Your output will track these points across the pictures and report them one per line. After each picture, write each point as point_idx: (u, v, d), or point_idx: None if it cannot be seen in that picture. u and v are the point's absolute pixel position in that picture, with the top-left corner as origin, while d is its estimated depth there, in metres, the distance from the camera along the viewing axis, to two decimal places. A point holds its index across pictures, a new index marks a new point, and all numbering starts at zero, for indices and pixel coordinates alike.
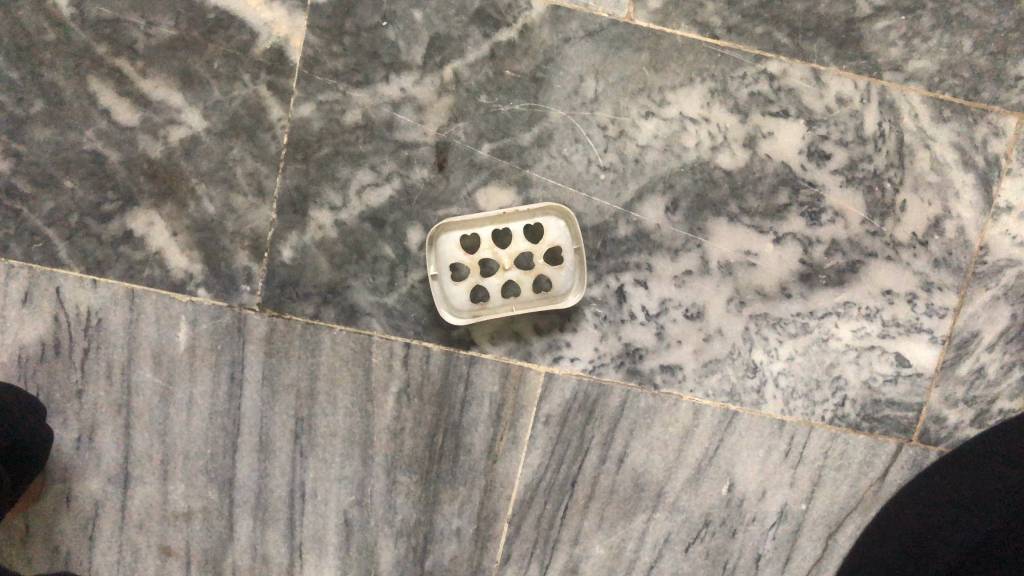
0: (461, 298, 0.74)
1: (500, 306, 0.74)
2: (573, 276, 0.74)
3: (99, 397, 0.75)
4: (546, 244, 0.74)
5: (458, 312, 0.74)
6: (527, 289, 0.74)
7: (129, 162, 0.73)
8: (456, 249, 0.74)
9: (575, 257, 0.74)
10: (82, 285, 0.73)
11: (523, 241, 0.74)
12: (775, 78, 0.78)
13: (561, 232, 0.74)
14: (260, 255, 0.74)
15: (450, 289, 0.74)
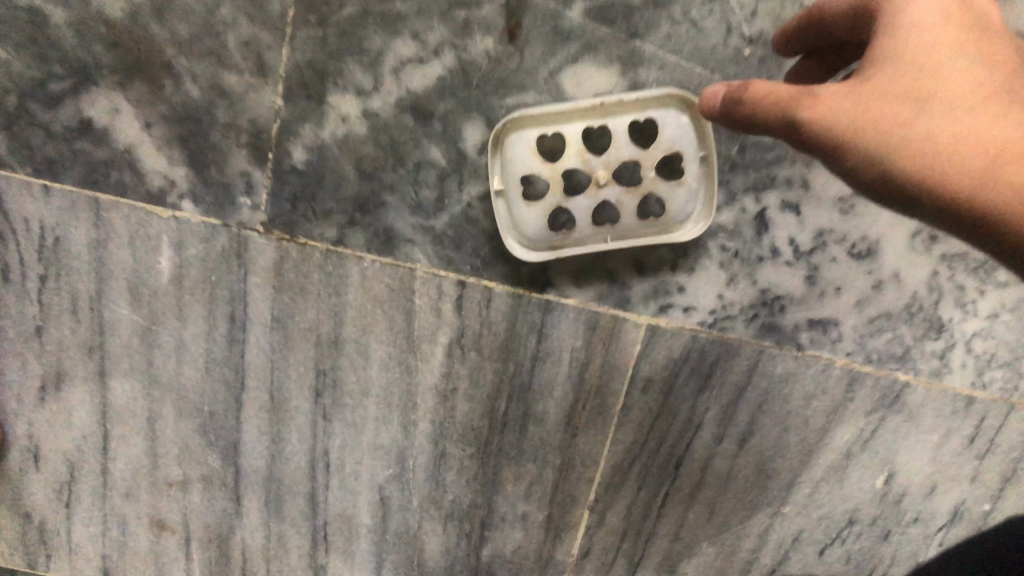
0: (537, 226, 0.53)
1: (592, 238, 0.53)
2: (696, 196, 0.53)
3: (63, 337, 0.58)
4: (661, 150, 0.52)
5: (532, 245, 0.54)
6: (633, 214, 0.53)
7: (79, 25, 0.53)
8: (531, 156, 0.52)
9: (703, 169, 0.53)
10: (30, 193, 0.55)
11: (627, 144, 0.53)
12: None
13: (682, 132, 0.52)
14: (264, 157, 0.54)
15: (521, 213, 0.53)
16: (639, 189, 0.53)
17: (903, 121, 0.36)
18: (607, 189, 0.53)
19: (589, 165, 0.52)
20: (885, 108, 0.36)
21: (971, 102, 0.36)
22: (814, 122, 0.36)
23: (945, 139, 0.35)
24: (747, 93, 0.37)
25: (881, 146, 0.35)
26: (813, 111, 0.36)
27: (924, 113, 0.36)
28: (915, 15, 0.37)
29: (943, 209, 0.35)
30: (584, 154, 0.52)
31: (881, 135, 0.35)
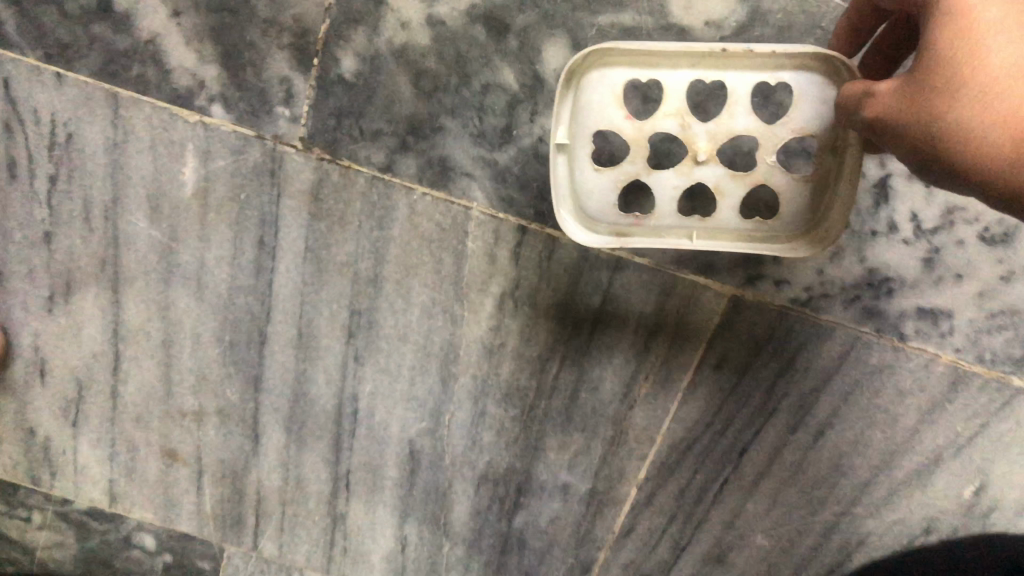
0: (603, 201, 0.44)
1: (669, 228, 0.44)
2: (814, 198, 0.42)
3: (73, 247, 0.52)
4: (787, 134, 0.41)
5: (591, 221, 0.44)
6: (731, 209, 0.43)
7: None
8: (614, 105, 0.42)
9: (837, 169, 0.42)
10: (41, 80, 0.48)
11: (741, 113, 0.42)
12: None
13: (817, 110, 0.41)
14: (310, 62, 0.47)
15: (585, 178, 0.43)
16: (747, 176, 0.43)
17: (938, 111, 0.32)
18: (706, 168, 0.43)
19: (689, 133, 0.42)
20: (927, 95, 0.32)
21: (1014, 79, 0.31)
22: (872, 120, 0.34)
23: (992, 125, 0.31)
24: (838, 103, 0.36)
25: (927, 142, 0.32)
26: (874, 113, 0.34)
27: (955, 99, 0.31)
28: None
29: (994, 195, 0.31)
30: (683, 116, 0.42)
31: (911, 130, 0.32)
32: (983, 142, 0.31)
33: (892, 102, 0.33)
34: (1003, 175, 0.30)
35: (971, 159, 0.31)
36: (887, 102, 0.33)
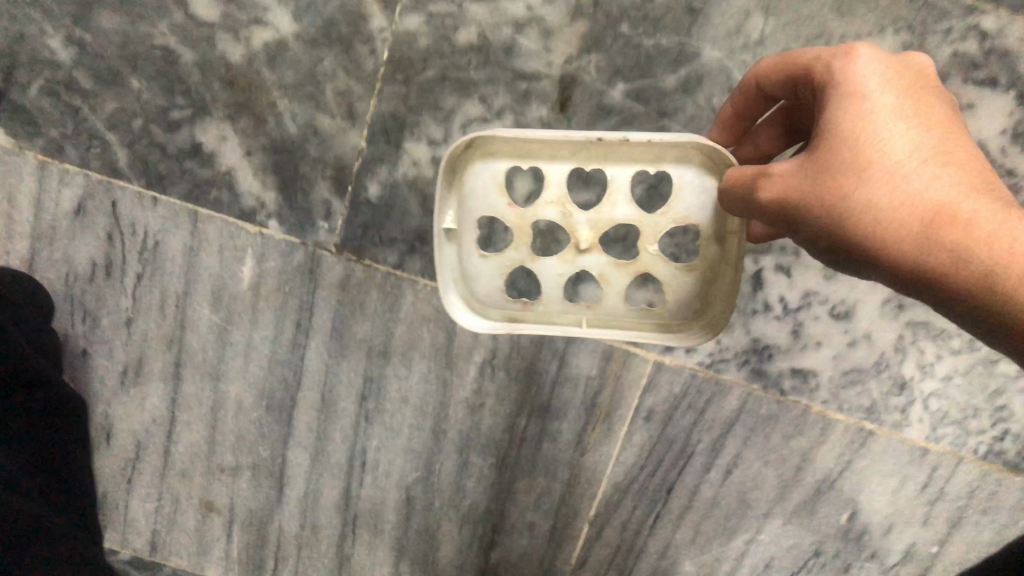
0: (489, 284, 0.51)
1: (556, 309, 0.52)
2: (685, 279, 0.50)
3: (148, 330, 0.66)
4: (665, 224, 0.49)
5: (478, 307, 0.51)
6: (615, 292, 0.51)
7: (205, 65, 0.62)
8: (496, 192, 0.49)
9: (718, 257, 0.49)
10: (140, 202, 0.63)
11: (619, 202, 0.49)
12: (989, 36, 0.59)
13: (693, 200, 0.48)
14: (345, 189, 0.64)
15: (472, 262, 0.50)
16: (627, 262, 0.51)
17: (846, 191, 0.39)
18: (587, 255, 0.51)
19: (572, 220, 0.50)
20: (833, 177, 0.39)
21: (911, 167, 0.38)
22: (774, 198, 0.40)
23: (898, 203, 0.37)
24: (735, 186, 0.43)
25: (835, 216, 0.39)
26: (780, 190, 0.40)
27: (863, 180, 0.38)
28: (857, 93, 0.40)
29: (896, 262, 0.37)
30: (564, 206, 0.50)
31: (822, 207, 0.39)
32: (872, 215, 0.38)
33: (799, 182, 0.40)
34: (904, 245, 0.37)
35: (877, 232, 0.38)
36: (794, 182, 0.40)
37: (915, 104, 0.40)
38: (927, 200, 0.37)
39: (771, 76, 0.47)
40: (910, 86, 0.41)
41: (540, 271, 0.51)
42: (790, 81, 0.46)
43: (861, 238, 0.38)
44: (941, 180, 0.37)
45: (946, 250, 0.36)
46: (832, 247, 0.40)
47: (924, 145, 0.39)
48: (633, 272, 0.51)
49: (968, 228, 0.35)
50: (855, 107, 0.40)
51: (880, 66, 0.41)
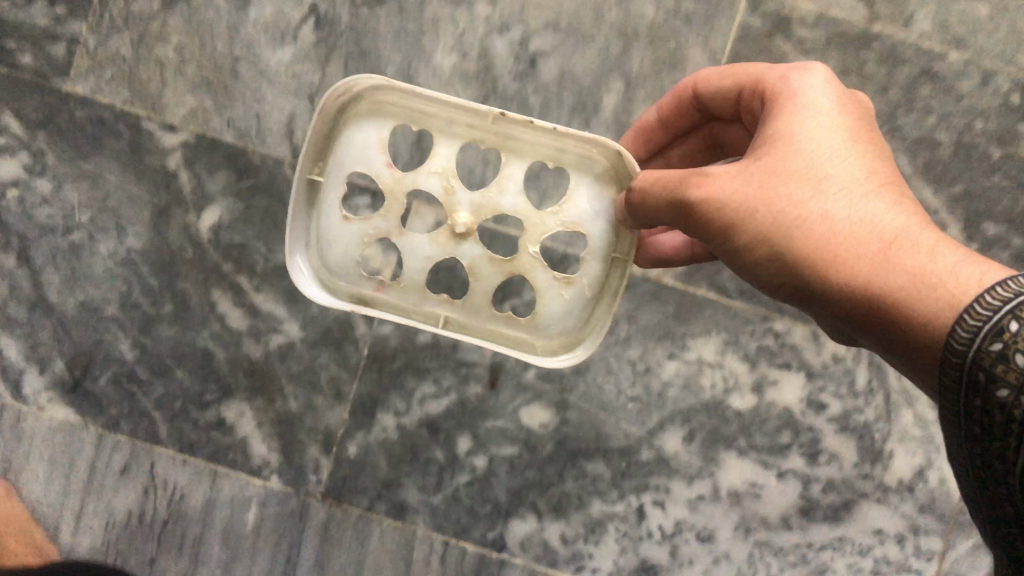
0: (347, 244, 0.58)
1: (414, 286, 0.60)
2: (550, 283, 0.59)
3: (166, 569, 0.81)
4: (552, 225, 0.58)
5: (324, 276, 0.60)
6: (484, 285, 0.60)
7: (232, 360, 0.82)
8: (377, 148, 0.57)
9: (600, 274, 0.59)
10: (173, 463, 0.82)
11: (512, 192, 0.58)
12: (780, 334, 0.82)
13: (586, 208, 0.58)
14: (330, 448, 0.82)
15: (333, 221, 0.58)
16: (502, 260, 0.59)
17: (794, 202, 0.48)
18: (465, 246, 0.59)
19: (453, 199, 0.58)
20: (775, 190, 0.49)
21: (857, 192, 0.48)
22: (708, 199, 0.50)
23: (854, 222, 0.46)
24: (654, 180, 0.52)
25: (774, 221, 0.48)
26: (719, 189, 0.50)
27: (808, 194, 0.48)
28: (808, 123, 0.51)
29: (825, 272, 0.46)
30: (447, 180, 0.57)
31: (765, 214, 0.49)
32: (816, 227, 0.47)
33: (739, 185, 0.50)
34: (847, 258, 0.45)
35: (812, 246, 0.47)
36: (734, 185, 0.50)
37: (861, 140, 0.51)
38: (874, 225, 0.46)
39: (715, 83, 0.61)
40: (859, 122, 0.52)
41: (404, 246, 0.58)
42: (736, 88, 0.59)
43: (800, 244, 0.47)
44: (890, 210, 0.46)
45: (914, 271, 0.42)
46: (755, 254, 0.50)
47: (863, 171, 0.49)
48: (505, 272, 0.59)
49: (902, 249, 0.44)
50: (806, 130, 0.50)
51: (829, 95, 0.52)
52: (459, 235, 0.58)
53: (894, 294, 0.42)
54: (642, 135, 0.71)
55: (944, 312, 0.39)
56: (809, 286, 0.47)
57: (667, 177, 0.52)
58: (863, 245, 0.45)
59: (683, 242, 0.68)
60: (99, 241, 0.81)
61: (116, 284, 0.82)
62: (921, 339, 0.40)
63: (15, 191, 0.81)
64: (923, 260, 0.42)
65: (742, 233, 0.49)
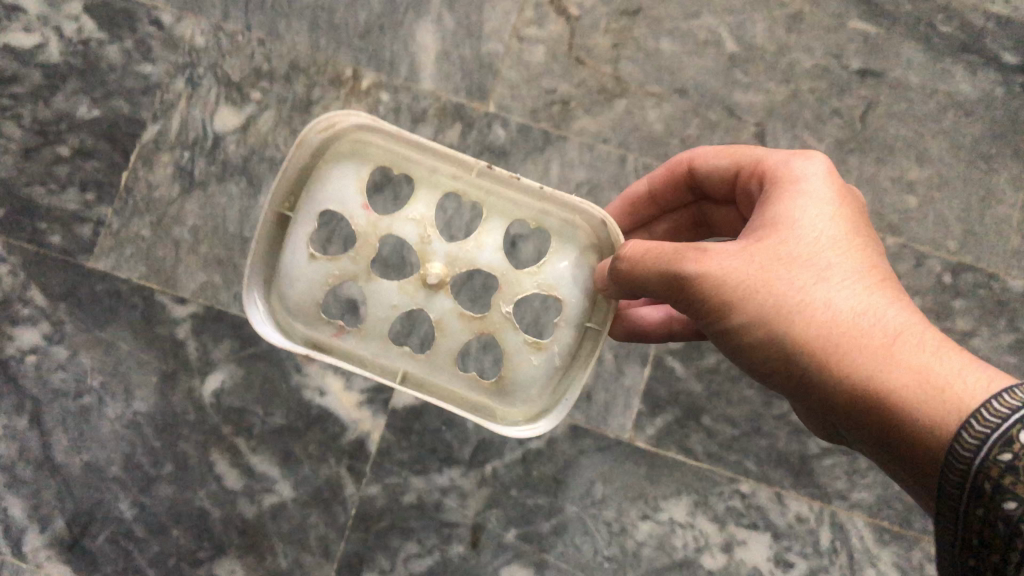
0: (309, 283, 0.57)
1: (376, 337, 0.58)
2: (520, 348, 0.58)
3: None
4: (527, 285, 0.57)
5: (281, 318, 0.58)
6: (449, 343, 0.58)
7: (226, 518, 0.85)
8: (355, 187, 0.56)
9: (571, 344, 0.58)
10: None
11: (490, 249, 0.57)
12: (746, 496, 0.85)
13: (565, 272, 0.57)
14: None
15: (299, 258, 0.56)
16: (472, 318, 0.58)
17: (794, 287, 0.48)
18: (435, 299, 0.57)
19: (428, 248, 0.56)
20: (775, 273, 0.48)
21: (859, 284, 0.47)
22: (703, 276, 0.49)
23: (856, 313, 0.45)
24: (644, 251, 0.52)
25: (773, 304, 0.48)
26: (715, 266, 0.49)
27: (810, 280, 0.48)
28: (810, 213, 0.51)
29: (823, 362, 0.45)
30: (424, 231, 0.56)
31: (763, 297, 0.48)
32: (817, 314, 0.46)
33: (738, 265, 0.49)
34: (845, 351, 0.44)
35: (812, 333, 0.46)
36: (731, 265, 0.49)
37: (861, 233, 0.51)
38: (875, 319, 0.45)
39: (713, 161, 0.64)
40: (859, 217, 0.52)
41: (370, 293, 0.57)
42: (733, 168, 0.62)
43: (796, 325, 0.47)
44: (893, 305, 0.46)
45: (919, 369, 0.41)
46: (749, 338, 0.49)
47: (863, 262, 0.49)
48: (473, 331, 0.58)
49: (906, 344, 0.43)
50: (808, 219, 0.51)
51: (831, 189, 0.53)
52: (430, 286, 0.56)
53: (894, 390, 0.41)
54: (628, 207, 0.75)
55: (946, 419, 0.38)
56: (805, 375, 0.46)
57: (660, 249, 0.51)
58: (862, 335, 0.44)
59: (660, 317, 0.70)
60: (107, 403, 0.86)
61: (120, 446, 0.86)
62: (918, 443, 0.40)
63: (33, 357, 0.85)
64: (926, 358, 0.42)
65: (735, 315, 0.49)
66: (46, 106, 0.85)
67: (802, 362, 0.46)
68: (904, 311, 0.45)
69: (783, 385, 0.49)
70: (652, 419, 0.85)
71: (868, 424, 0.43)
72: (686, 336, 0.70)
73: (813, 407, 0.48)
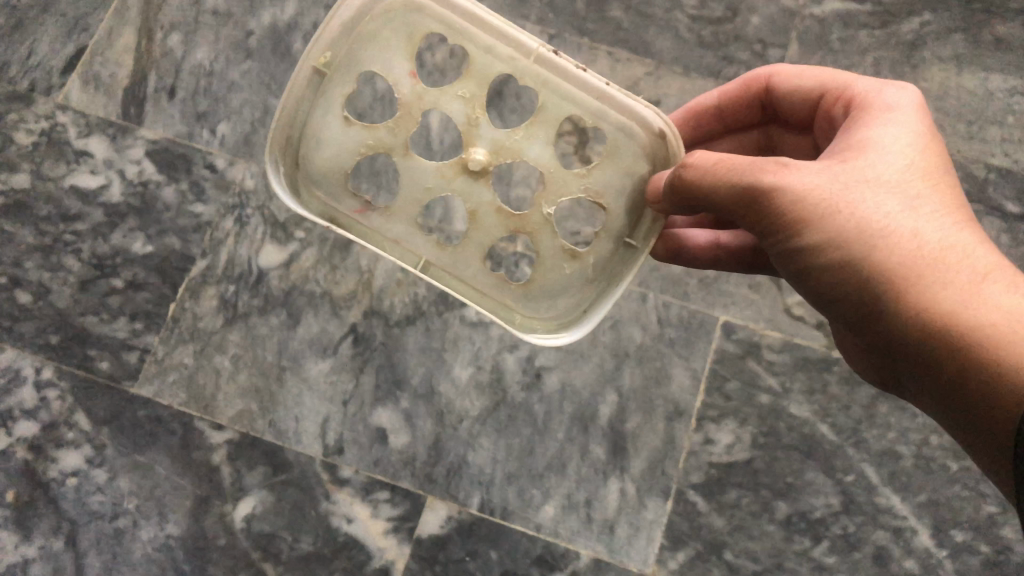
0: (340, 148, 0.59)
1: (402, 216, 0.62)
2: (551, 251, 0.62)
3: None
4: (573, 188, 0.59)
5: (304, 183, 0.61)
6: (482, 235, 0.62)
7: None
8: (404, 56, 0.57)
9: (607, 253, 0.61)
10: None
11: (537, 145, 0.59)
12: None
13: (611, 180, 0.59)
14: None
15: (334, 124, 0.59)
16: (510, 216, 0.61)
17: (879, 212, 0.50)
18: (475, 187, 0.61)
19: (474, 132, 0.59)
20: (858, 195, 0.50)
21: (942, 219, 0.51)
22: (785, 190, 0.51)
23: (942, 250, 0.49)
24: (719, 163, 0.52)
25: (855, 224, 0.50)
26: (799, 184, 0.51)
27: (895, 210, 0.50)
28: (893, 141, 0.53)
29: (903, 289, 0.48)
30: (472, 113, 0.59)
31: (844, 217, 0.50)
32: (903, 240, 0.49)
33: (821, 185, 0.51)
34: (933, 286, 0.48)
35: (895, 261, 0.49)
36: (812, 185, 0.51)
37: (936, 162, 0.53)
38: (959, 258, 0.49)
39: (798, 78, 0.65)
40: (937, 146, 0.54)
41: (405, 170, 0.60)
42: (817, 88, 0.64)
43: (877, 249, 0.49)
44: (971, 242, 0.50)
45: (1008, 317, 0.46)
46: (818, 258, 0.51)
47: (943, 194, 0.52)
48: (508, 227, 0.61)
49: (993, 283, 0.48)
50: (891, 147, 0.53)
51: (912, 121, 0.55)
52: (472, 172, 0.60)
53: (983, 323, 0.46)
54: (694, 117, 0.73)
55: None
56: (876, 303, 0.50)
57: (740, 165, 0.52)
58: (947, 269, 0.48)
59: (708, 242, 0.71)
60: (141, 525, 0.88)
61: (151, 568, 0.87)
62: (999, 381, 0.45)
63: (73, 479, 0.88)
64: (1014, 299, 0.47)
65: (811, 233, 0.50)
66: (105, 242, 0.92)
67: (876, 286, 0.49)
68: (984, 249, 0.50)
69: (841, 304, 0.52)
70: (674, 553, 0.85)
71: (942, 358, 0.48)
72: (729, 267, 0.73)
73: (875, 333, 0.51)
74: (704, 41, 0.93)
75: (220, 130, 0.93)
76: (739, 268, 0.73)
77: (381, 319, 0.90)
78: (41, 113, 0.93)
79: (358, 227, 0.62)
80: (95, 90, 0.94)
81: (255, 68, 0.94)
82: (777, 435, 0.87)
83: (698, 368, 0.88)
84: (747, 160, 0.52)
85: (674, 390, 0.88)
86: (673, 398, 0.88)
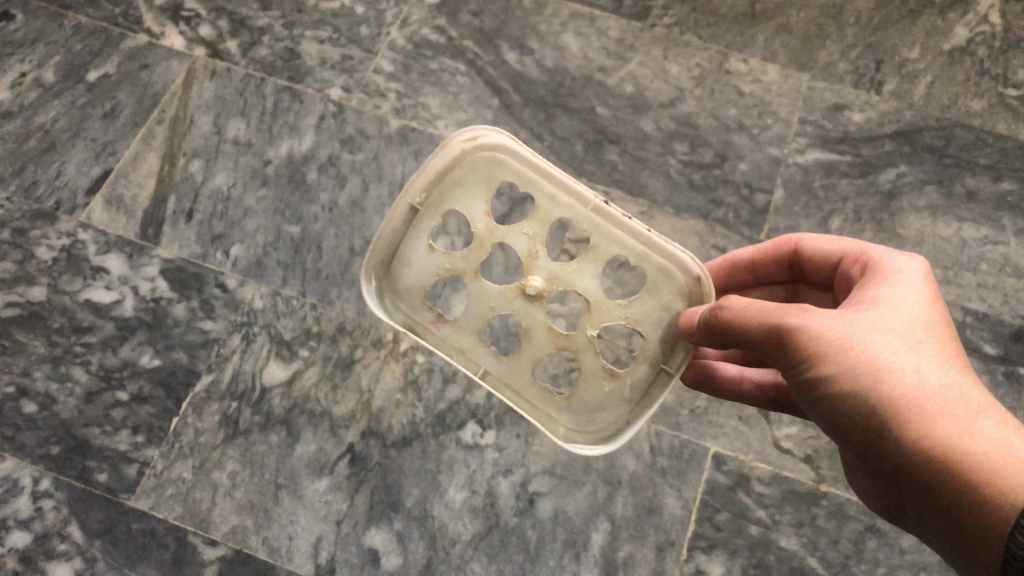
0: (422, 270, 0.64)
1: (467, 333, 0.65)
2: (596, 372, 0.64)
3: None
4: (617, 315, 0.62)
5: (390, 296, 0.65)
6: (536, 351, 0.64)
7: None
8: (483, 197, 0.62)
9: (644, 378, 0.63)
10: None
11: (589, 279, 0.62)
12: None
13: (653, 314, 0.62)
14: None
15: (420, 250, 0.63)
16: (560, 335, 0.63)
17: (888, 353, 0.52)
18: (530, 308, 0.63)
19: (534, 263, 0.62)
20: (868, 338, 0.52)
21: (943, 363, 0.52)
22: (805, 330, 0.53)
23: (941, 389, 0.51)
24: (745, 305, 0.55)
25: (866, 362, 0.52)
26: (817, 325, 0.53)
27: (902, 352, 0.52)
28: (901, 296, 0.56)
29: (907, 424, 0.50)
30: (534, 247, 0.62)
31: (856, 355, 0.52)
32: (908, 379, 0.51)
33: (837, 327, 0.53)
34: (934, 421, 0.49)
35: (902, 397, 0.50)
36: (828, 325, 0.53)
37: (941, 315, 0.56)
38: (958, 396, 0.50)
39: (820, 244, 0.68)
40: (942, 304, 0.57)
41: (473, 292, 0.63)
42: (838, 254, 0.67)
43: (885, 387, 0.51)
44: (969, 383, 0.52)
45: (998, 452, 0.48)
46: (833, 394, 0.52)
47: (945, 343, 0.54)
48: (557, 345, 0.64)
49: (987, 421, 0.49)
50: (899, 301, 0.56)
51: (920, 280, 0.58)
52: (529, 297, 0.63)
53: (978, 457, 0.48)
54: (732, 267, 0.77)
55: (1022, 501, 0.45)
56: (883, 436, 0.51)
57: (765, 308, 0.55)
58: (947, 406, 0.50)
59: (740, 380, 0.74)
60: None
61: None
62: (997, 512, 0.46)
63: None
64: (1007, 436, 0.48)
65: (827, 368, 0.52)
66: (114, 355, 0.94)
67: (885, 424, 0.51)
68: (983, 392, 0.51)
69: (856, 441, 0.53)
70: None
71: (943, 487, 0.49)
72: (761, 405, 0.75)
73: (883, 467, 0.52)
74: (696, 183, 0.98)
75: (233, 252, 0.97)
76: (771, 409, 0.75)
77: (379, 440, 0.91)
78: (63, 230, 0.98)
79: (433, 339, 0.65)
80: (117, 211, 0.98)
81: (270, 195, 0.99)
82: (767, 567, 0.88)
83: (689, 497, 0.89)
84: (772, 304, 0.55)
85: (665, 520, 0.88)
86: (665, 528, 0.88)
